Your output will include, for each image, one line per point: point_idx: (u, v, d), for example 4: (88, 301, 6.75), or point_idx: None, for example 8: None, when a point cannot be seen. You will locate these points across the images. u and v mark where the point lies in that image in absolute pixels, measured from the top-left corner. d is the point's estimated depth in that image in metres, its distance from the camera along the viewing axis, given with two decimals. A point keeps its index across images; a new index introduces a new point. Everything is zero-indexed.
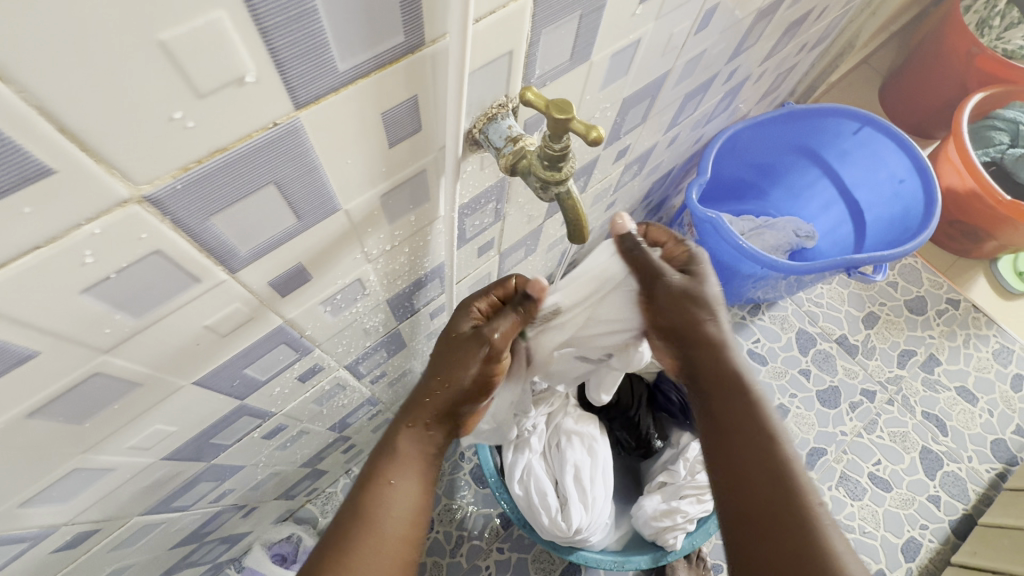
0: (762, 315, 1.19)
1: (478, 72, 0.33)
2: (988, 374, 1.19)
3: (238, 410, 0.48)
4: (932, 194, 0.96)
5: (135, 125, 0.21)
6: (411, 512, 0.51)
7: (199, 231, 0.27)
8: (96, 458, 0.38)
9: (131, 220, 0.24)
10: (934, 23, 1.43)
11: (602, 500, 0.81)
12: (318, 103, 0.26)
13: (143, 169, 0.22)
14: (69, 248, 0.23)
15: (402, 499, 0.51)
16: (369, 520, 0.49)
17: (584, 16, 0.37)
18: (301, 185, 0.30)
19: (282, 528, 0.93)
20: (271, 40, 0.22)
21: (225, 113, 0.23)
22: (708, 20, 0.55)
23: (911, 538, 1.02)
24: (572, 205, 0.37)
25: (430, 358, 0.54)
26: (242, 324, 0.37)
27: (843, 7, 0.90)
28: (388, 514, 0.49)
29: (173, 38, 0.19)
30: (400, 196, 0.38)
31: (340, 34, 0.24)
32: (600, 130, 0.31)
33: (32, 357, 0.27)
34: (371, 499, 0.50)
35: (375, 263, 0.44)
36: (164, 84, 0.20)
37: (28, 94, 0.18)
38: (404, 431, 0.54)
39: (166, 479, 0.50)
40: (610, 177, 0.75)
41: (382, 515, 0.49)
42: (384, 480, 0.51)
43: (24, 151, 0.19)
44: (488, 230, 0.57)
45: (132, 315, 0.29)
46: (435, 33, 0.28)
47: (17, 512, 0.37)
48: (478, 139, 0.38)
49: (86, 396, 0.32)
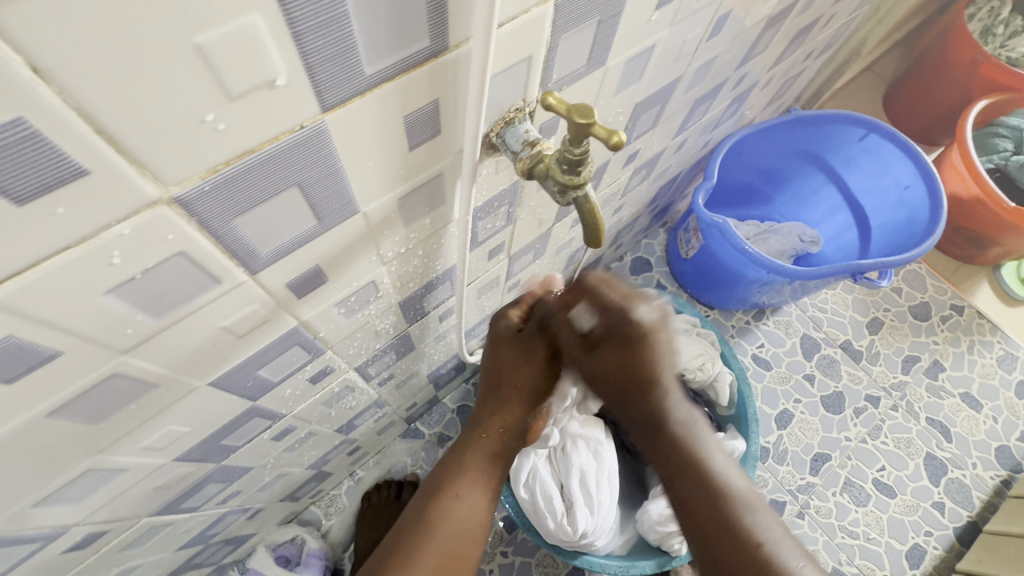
0: (766, 320, 1.19)
1: (498, 76, 0.33)
2: (992, 380, 1.19)
3: (249, 411, 0.48)
4: (938, 202, 0.96)
5: (166, 128, 0.21)
6: (474, 521, 0.58)
7: (223, 232, 0.27)
8: (110, 458, 0.38)
9: (159, 221, 0.24)
10: (938, 30, 1.44)
11: (608, 504, 0.81)
12: (343, 106, 0.26)
13: (173, 170, 0.22)
14: (98, 248, 0.23)
15: (469, 512, 0.58)
16: (437, 529, 0.56)
17: (602, 22, 0.38)
18: (323, 187, 0.30)
19: (287, 529, 0.93)
20: (302, 44, 0.22)
21: (254, 116, 0.23)
22: (720, 27, 0.55)
23: (916, 545, 1.02)
24: (590, 209, 0.37)
25: (494, 370, 0.62)
26: (258, 326, 0.37)
27: (850, 15, 0.90)
28: (454, 526, 0.57)
29: (208, 41, 0.19)
30: (418, 198, 0.38)
31: (368, 39, 0.24)
32: (621, 135, 0.31)
33: (54, 357, 0.27)
34: (437, 510, 0.57)
35: (389, 265, 0.44)
36: (198, 86, 0.20)
37: (67, 94, 0.18)
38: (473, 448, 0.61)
39: (175, 481, 0.50)
40: (618, 182, 0.75)
41: (447, 526, 0.56)
42: (452, 495, 0.58)
43: (59, 151, 0.19)
44: (499, 233, 0.57)
45: (153, 316, 0.29)
46: (459, 38, 0.28)
47: (31, 512, 0.37)
48: (495, 142, 0.39)
49: (104, 397, 0.32)
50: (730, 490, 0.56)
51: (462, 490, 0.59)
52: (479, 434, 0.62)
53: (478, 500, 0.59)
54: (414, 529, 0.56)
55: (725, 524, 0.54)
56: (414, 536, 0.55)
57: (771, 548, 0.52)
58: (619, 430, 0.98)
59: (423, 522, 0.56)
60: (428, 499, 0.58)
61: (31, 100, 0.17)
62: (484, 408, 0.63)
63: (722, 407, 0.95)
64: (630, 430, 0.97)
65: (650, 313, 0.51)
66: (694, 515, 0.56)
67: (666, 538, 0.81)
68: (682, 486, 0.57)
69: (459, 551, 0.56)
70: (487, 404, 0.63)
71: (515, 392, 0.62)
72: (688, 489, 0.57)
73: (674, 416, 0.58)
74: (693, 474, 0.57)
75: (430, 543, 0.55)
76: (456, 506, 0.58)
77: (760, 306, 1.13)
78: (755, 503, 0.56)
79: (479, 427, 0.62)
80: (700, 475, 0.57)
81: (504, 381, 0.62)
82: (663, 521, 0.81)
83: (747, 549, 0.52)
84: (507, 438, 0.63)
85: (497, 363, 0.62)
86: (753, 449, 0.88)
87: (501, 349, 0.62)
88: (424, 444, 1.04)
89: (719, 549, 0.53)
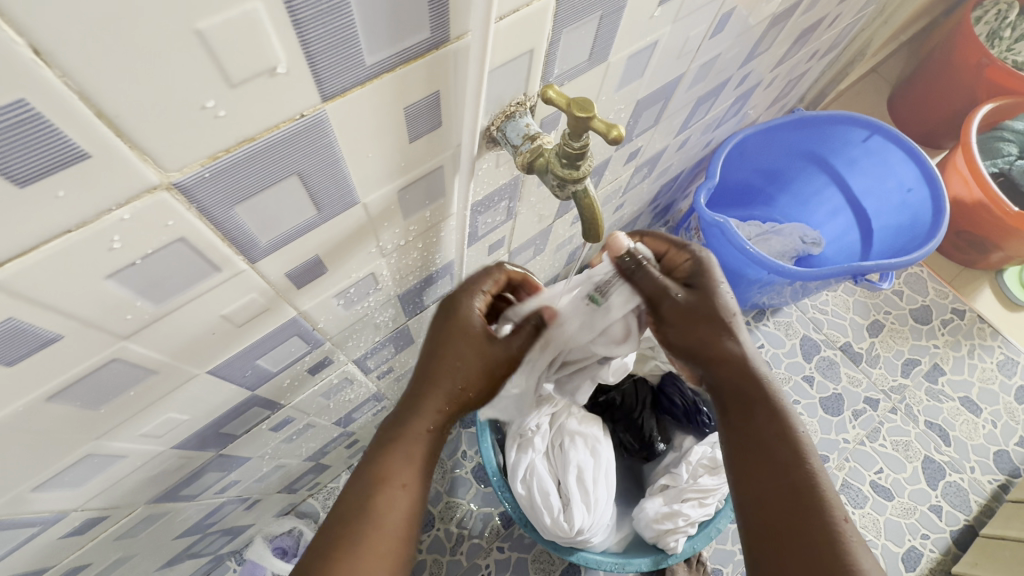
0: (766, 321, 1.19)
1: (499, 69, 0.34)
2: (992, 385, 1.18)
3: (248, 401, 0.49)
4: (941, 204, 0.96)
5: (168, 114, 0.21)
6: (415, 516, 0.51)
7: (223, 220, 0.28)
8: (109, 444, 0.39)
9: (159, 207, 0.24)
10: (944, 33, 1.44)
11: (605, 501, 0.81)
12: (343, 96, 0.26)
13: (174, 156, 0.23)
14: (98, 233, 0.23)
15: (415, 503, 0.51)
16: (383, 522, 0.49)
17: (604, 17, 0.38)
18: (323, 177, 0.30)
19: (284, 521, 0.94)
20: (303, 32, 0.22)
21: (254, 103, 0.23)
22: (723, 25, 0.55)
23: (912, 547, 1.02)
24: (589, 203, 0.37)
25: (432, 341, 0.54)
26: (257, 315, 0.38)
27: (856, 15, 0.90)
28: (402, 518, 0.50)
29: (209, 28, 0.20)
30: (417, 190, 0.39)
31: (369, 29, 0.24)
32: (620, 129, 0.31)
33: (54, 341, 0.27)
34: (385, 502, 0.49)
35: (388, 257, 0.44)
36: (199, 72, 0.21)
37: (70, 78, 0.18)
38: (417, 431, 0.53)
39: (173, 469, 0.50)
40: (619, 179, 0.75)
41: (395, 520, 0.49)
42: (398, 483, 0.50)
43: (60, 133, 0.19)
44: (500, 228, 0.57)
45: (153, 302, 0.30)
46: (460, 31, 0.28)
47: (29, 497, 0.38)
48: (495, 137, 0.39)
49: (104, 382, 0.33)
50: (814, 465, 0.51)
51: (409, 477, 0.51)
52: (416, 421, 0.53)
53: (419, 493, 0.52)
54: (358, 523, 0.48)
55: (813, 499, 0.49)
56: (359, 528, 0.48)
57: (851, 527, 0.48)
58: (616, 427, 0.95)
59: (369, 514, 0.48)
60: (372, 487, 0.50)
61: (33, 82, 0.17)
62: (419, 382, 0.54)
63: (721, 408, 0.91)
64: (628, 428, 0.94)
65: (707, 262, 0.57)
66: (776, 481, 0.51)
67: (661, 536, 0.81)
68: (773, 453, 0.52)
69: (400, 552, 0.49)
70: (423, 388, 0.54)
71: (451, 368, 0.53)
72: (785, 456, 0.51)
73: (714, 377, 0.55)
74: (791, 446, 0.52)
75: (374, 539, 0.48)
76: (403, 498, 0.50)
77: (760, 306, 1.13)
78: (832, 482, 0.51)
79: (420, 414, 0.53)
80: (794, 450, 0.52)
81: (443, 357, 0.53)
82: (659, 519, 0.81)
83: (837, 527, 0.47)
84: (445, 424, 0.55)
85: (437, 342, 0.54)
86: None
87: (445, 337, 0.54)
88: None
89: (804, 522, 0.48)
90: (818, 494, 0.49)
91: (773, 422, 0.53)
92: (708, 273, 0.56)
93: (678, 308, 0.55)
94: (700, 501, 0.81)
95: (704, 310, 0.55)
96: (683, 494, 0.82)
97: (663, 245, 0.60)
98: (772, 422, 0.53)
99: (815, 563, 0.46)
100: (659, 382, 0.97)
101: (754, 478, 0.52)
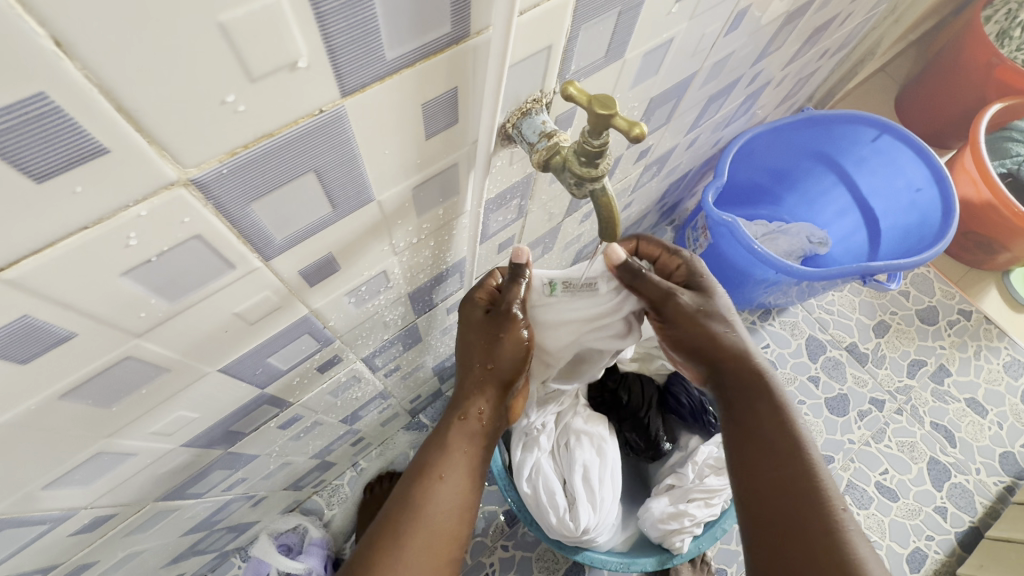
0: (772, 320, 1.19)
1: (517, 65, 0.33)
2: (999, 387, 1.18)
3: (258, 399, 0.48)
4: (950, 205, 0.95)
5: (187, 110, 0.21)
6: (459, 508, 0.52)
7: (239, 218, 0.27)
8: (121, 442, 0.39)
9: (177, 203, 0.24)
10: (954, 32, 1.43)
11: (610, 500, 0.80)
12: (363, 91, 0.26)
13: (193, 153, 0.22)
14: (114, 230, 0.23)
15: (456, 492, 0.52)
16: (422, 511, 0.50)
17: (622, 13, 0.37)
18: (339, 174, 0.30)
19: (289, 518, 0.94)
20: (325, 26, 0.22)
21: (274, 98, 0.23)
22: (737, 23, 0.54)
23: (917, 548, 1.01)
24: (606, 202, 0.37)
25: (465, 346, 0.55)
26: (270, 313, 0.37)
27: (867, 13, 0.89)
28: (440, 508, 0.51)
29: (232, 20, 0.19)
30: (431, 188, 0.38)
31: (391, 23, 0.24)
32: (643, 126, 0.31)
33: (69, 338, 0.27)
34: (423, 494, 0.51)
35: (400, 255, 0.44)
36: (220, 66, 0.20)
37: (90, 71, 0.18)
38: (455, 426, 0.55)
39: (181, 467, 0.50)
40: (629, 177, 0.75)
41: (433, 512, 0.50)
42: (436, 475, 0.52)
43: (78, 127, 0.19)
44: (510, 226, 0.57)
45: (167, 300, 0.29)
46: (480, 25, 0.28)
47: (38, 495, 0.37)
48: (510, 133, 0.38)
49: (117, 380, 0.32)
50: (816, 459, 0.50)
51: (447, 469, 0.53)
52: (457, 417, 0.55)
53: (461, 484, 0.53)
54: (399, 515, 0.50)
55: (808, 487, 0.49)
56: (403, 519, 0.49)
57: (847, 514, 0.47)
58: (621, 427, 0.93)
59: (409, 507, 0.50)
60: (413, 481, 0.52)
61: (54, 74, 0.17)
62: (464, 381, 0.56)
63: None
64: (634, 428, 0.92)
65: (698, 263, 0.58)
66: (772, 470, 0.51)
67: (667, 536, 0.81)
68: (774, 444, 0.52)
69: (439, 542, 0.50)
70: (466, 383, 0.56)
71: (474, 354, 0.54)
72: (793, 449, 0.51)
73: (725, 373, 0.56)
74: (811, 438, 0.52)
75: (415, 526, 0.49)
76: (440, 489, 0.51)
77: (766, 306, 1.13)
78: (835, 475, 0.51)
79: (458, 409, 0.55)
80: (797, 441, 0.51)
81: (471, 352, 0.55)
82: (664, 519, 0.81)
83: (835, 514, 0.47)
84: (489, 417, 0.56)
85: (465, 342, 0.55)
86: None
87: (468, 333, 0.54)
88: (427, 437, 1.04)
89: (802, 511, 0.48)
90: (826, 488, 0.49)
91: (774, 411, 0.53)
92: (699, 273, 0.58)
93: (680, 313, 0.54)
94: (706, 501, 0.80)
95: (708, 308, 0.55)
96: (690, 494, 0.81)
97: (656, 249, 0.59)
98: (772, 413, 0.53)
99: (809, 551, 0.46)
100: (665, 381, 0.97)
101: (753, 468, 0.52)
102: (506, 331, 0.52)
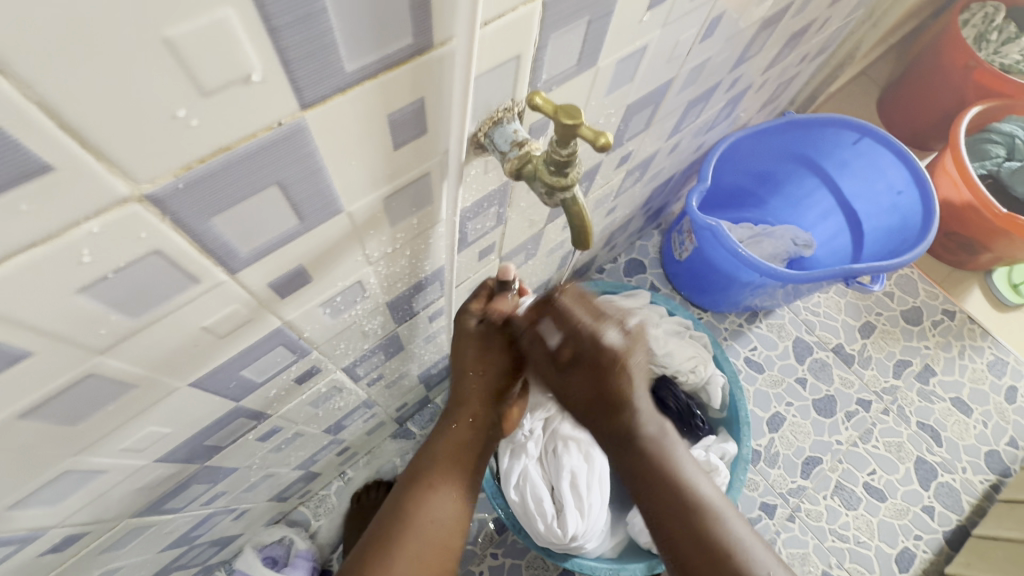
0: (759, 323, 1.19)
1: (485, 75, 0.33)
2: (983, 385, 1.19)
3: (233, 412, 0.47)
4: (929, 207, 0.96)
5: (136, 125, 0.20)
6: (449, 515, 0.57)
7: (201, 231, 0.27)
8: (89, 459, 0.38)
9: (131, 219, 0.23)
10: (934, 35, 1.45)
11: (599, 508, 0.80)
12: (324, 103, 0.26)
13: (146, 168, 0.22)
14: (68, 246, 0.23)
15: (445, 501, 0.57)
16: (414, 520, 0.54)
17: (592, 22, 0.37)
18: (305, 186, 0.29)
19: (275, 530, 0.92)
20: (279, 40, 0.22)
21: (229, 112, 0.23)
22: (713, 28, 0.55)
23: (905, 548, 1.02)
24: (577, 210, 0.37)
25: (459, 359, 0.61)
26: (241, 325, 0.37)
27: (846, 18, 0.90)
28: (430, 517, 0.55)
29: (179, 35, 0.19)
30: (404, 197, 0.38)
31: (349, 34, 0.24)
32: (609, 136, 0.31)
33: (25, 357, 0.26)
34: (414, 505, 0.55)
35: (375, 265, 0.44)
36: (169, 82, 0.20)
37: (31, 89, 0.17)
38: (448, 432, 0.61)
39: (156, 482, 0.49)
40: (611, 183, 0.75)
41: (424, 519, 0.55)
42: (427, 486, 0.57)
43: (20, 145, 0.18)
44: (489, 234, 0.56)
45: (129, 316, 0.29)
46: (443, 36, 0.28)
47: (4, 515, 0.37)
48: (482, 142, 0.38)
49: (80, 398, 0.32)
50: (702, 501, 0.56)
51: (437, 480, 0.57)
52: (449, 425, 0.61)
53: (450, 489, 0.58)
54: (391, 523, 0.54)
55: (702, 543, 0.54)
56: (394, 528, 0.54)
57: (743, 558, 0.53)
58: None
59: (400, 516, 0.55)
60: (404, 494, 0.56)
61: None
62: (459, 390, 0.62)
63: (713, 410, 0.92)
64: None
65: (618, 338, 0.54)
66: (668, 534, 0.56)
67: (656, 541, 0.81)
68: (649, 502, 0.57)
69: (432, 545, 0.54)
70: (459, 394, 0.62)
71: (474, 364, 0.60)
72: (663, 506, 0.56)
73: (643, 429, 0.58)
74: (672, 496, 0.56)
75: (406, 533, 0.54)
76: (431, 498, 0.56)
77: (751, 310, 1.14)
78: (733, 512, 0.57)
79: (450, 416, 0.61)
80: (679, 498, 0.56)
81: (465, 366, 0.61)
82: None
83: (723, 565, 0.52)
84: (478, 428, 0.62)
85: (461, 355, 0.61)
86: (744, 452, 0.85)
87: (467, 348, 0.60)
88: (414, 445, 1.03)
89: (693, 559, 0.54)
90: (706, 538, 0.54)
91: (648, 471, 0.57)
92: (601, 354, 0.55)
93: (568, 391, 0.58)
94: None
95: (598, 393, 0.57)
96: None
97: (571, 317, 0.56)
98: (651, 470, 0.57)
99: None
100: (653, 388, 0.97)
101: (655, 526, 0.57)
102: (499, 338, 0.60)
